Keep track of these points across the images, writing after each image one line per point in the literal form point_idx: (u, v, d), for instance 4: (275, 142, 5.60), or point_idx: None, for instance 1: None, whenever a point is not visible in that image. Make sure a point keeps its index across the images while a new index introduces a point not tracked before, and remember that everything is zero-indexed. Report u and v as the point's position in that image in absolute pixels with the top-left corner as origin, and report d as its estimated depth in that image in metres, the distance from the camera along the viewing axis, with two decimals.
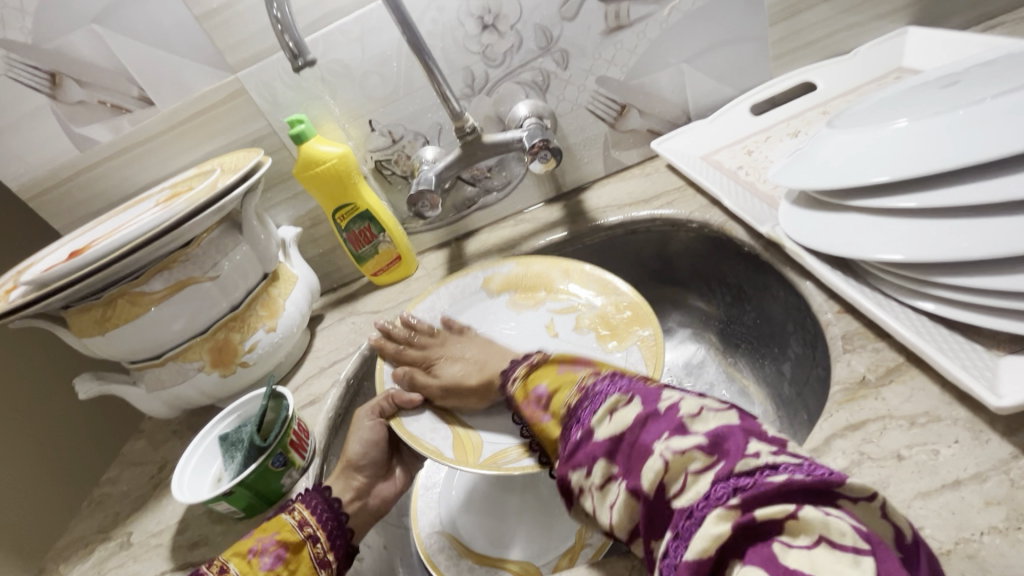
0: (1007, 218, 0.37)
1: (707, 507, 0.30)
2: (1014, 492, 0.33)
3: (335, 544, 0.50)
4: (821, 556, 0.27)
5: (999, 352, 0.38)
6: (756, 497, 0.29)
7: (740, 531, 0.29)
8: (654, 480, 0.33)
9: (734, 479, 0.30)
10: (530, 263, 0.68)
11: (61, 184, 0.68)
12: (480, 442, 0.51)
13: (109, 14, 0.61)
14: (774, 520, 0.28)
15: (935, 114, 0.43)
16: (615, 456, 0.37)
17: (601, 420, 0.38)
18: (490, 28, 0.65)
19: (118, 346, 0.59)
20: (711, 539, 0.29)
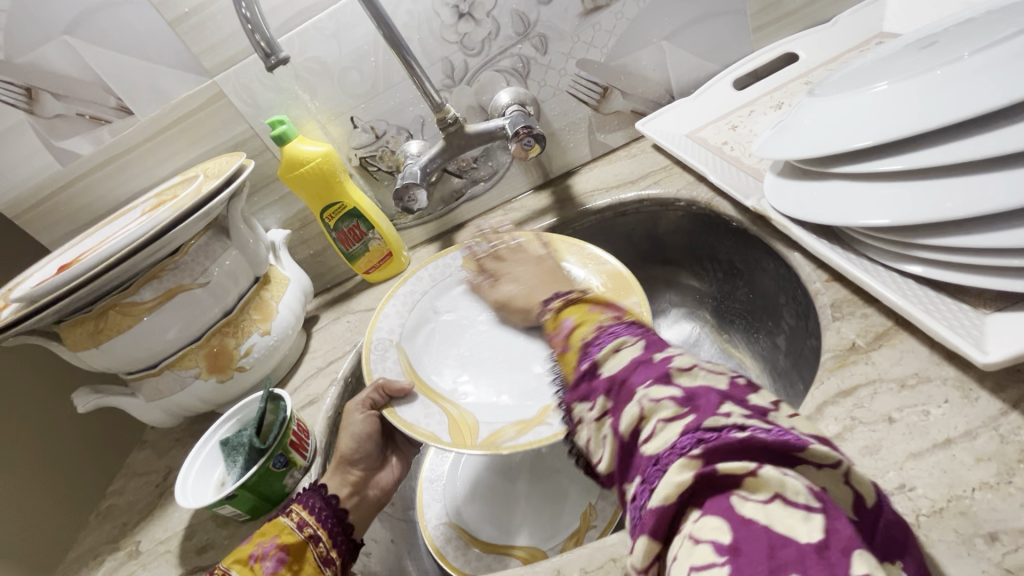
0: (989, 175, 0.37)
1: (672, 456, 0.30)
2: (1003, 447, 0.33)
3: (336, 541, 0.50)
4: (776, 511, 0.27)
5: (986, 310, 0.38)
6: (717, 450, 0.29)
7: (701, 480, 0.29)
8: (630, 425, 0.34)
9: (700, 432, 0.30)
10: (509, 237, 0.69)
11: (45, 201, 0.67)
12: (476, 425, 0.53)
13: (80, 24, 0.60)
14: (733, 475, 0.28)
15: (915, 75, 0.43)
16: (608, 395, 0.37)
17: (607, 358, 0.39)
18: (466, 16, 0.65)
19: (113, 357, 0.59)
20: (675, 485, 0.29)
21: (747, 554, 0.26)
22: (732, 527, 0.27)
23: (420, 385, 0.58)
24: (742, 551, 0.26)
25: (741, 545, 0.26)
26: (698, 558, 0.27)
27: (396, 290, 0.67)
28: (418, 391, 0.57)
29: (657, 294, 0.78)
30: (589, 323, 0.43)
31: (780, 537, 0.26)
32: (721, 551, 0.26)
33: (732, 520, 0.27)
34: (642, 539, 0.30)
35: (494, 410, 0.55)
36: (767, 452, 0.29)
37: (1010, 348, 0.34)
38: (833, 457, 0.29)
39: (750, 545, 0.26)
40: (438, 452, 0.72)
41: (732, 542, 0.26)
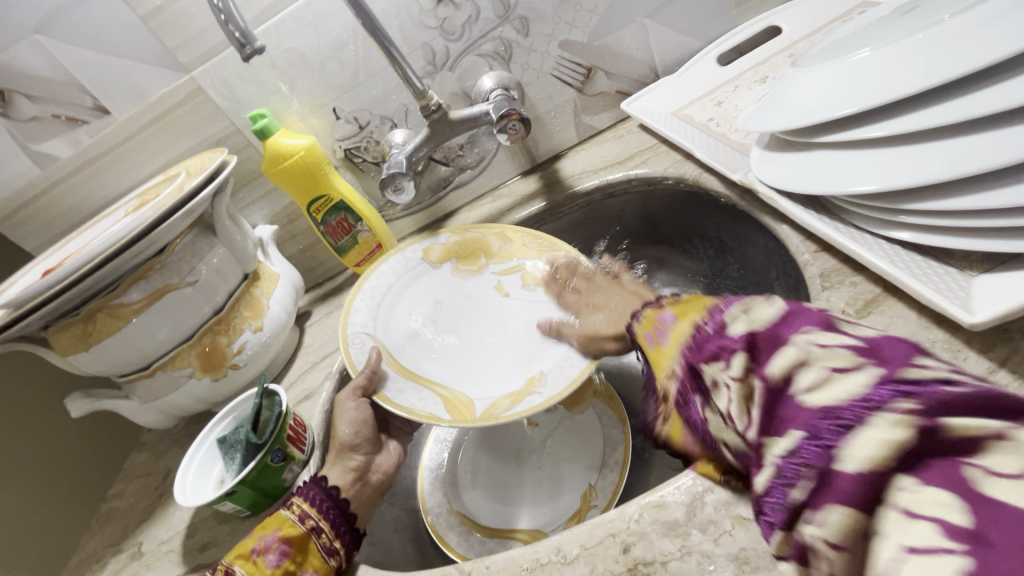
0: (973, 138, 0.37)
1: (866, 410, 0.26)
2: None
3: (339, 531, 0.50)
4: None
5: (973, 272, 0.38)
6: (945, 406, 0.25)
7: (917, 436, 0.24)
8: (786, 369, 0.30)
9: (899, 382, 0.26)
10: (467, 229, 0.72)
11: (27, 206, 0.66)
12: (471, 401, 0.56)
13: (49, 23, 0.59)
14: (969, 439, 0.24)
15: (896, 40, 0.43)
16: (745, 347, 0.34)
17: (737, 319, 0.36)
18: (445, 0, 0.64)
19: (104, 360, 0.59)
20: (884, 445, 0.25)
21: (1005, 544, 0.21)
22: (969, 506, 0.22)
23: (406, 370, 0.59)
24: (992, 541, 0.21)
25: (989, 534, 0.22)
26: (919, 538, 0.23)
27: (365, 283, 0.65)
28: (402, 376, 0.58)
29: (650, 272, 0.77)
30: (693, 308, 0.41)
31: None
32: (957, 536, 0.22)
33: (970, 499, 0.22)
34: (835, 512, 0.26)
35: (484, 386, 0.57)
36: (992, 407, 0.24)
37: (1000, 307, 0.35)
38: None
39: (1013, 533, 0.21)
40: (437, 440, 0.73)
41: (974, 526, 0.22)
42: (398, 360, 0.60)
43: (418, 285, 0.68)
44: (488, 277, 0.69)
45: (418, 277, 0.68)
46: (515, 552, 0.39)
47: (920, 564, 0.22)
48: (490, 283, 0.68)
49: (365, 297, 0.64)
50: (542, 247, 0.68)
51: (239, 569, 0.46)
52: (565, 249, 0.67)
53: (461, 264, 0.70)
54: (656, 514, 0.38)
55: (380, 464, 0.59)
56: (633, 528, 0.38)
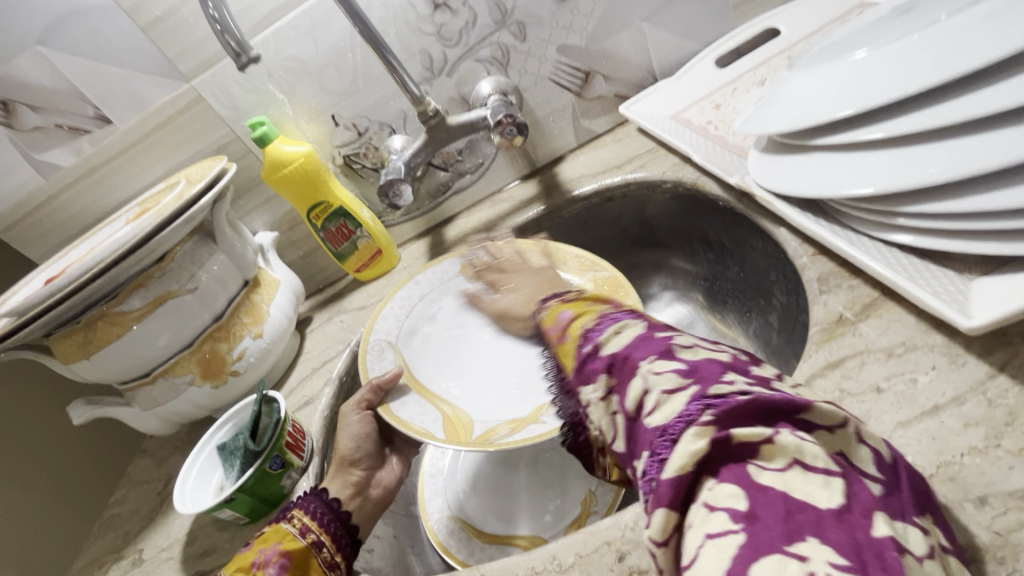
0: (970, 139, 0.36)
1: (681, 427, 0.29)
2: (991, 411, 0.33)
3: (340, 547, 0.50)
4: (795, 477, 0.27)
5: (971, 275, 0.38)
6: (733, 415, 0.28)
7: (715, 446, 0.28)
8: (636, 400, 0.33)
9: (706, 398, 0.30)
10: (508, 246, 0.70)
11: (30, 215, 0.67)
12: (471, 422, 0.55)
13: (51, 34, 0.60)
14: (751, 444, 0.28)
15: (891, 42, 0.43)
16: (611, 371, 0.36)
17: (610, 340, 0.38)
18: (442, 7, 0.64)
19: (106, 368, 0.59)
20: (690, 455, 0.28)
21: (765, 518, 0.26)
22: (748, 493, 0.26)
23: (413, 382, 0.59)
24: (759, 517, 0.26)
25: (757, 511, 0.26)
26: (715, 525, 0.26)
27: (394, 294, 0.66)
28: (411, 389, 0.58)
29: (646, 278, 0.78)
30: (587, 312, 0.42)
31: (798, 502, 0.26)
32: (737, 518, 0.26)
33: (748, 487, 0.27)
34: (657, 513, 0.28)
35: (490, 410, 0.56)
36: (773, 411, 0.29)
37: (995, 311, 0.34)
38: (840, 417, 0.29)
39: (768, 509, 0.26)
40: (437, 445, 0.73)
41: (749, 508, 0.26)
42: (412, 373, 0.60)
43: (448, 298, 0.68)
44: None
45: (445, 292, 0.68)
46: (511, 560, 0.39)
47: (712, 548, 0.26)
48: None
49: (392, 309, 0.65)
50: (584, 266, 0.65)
51: None
52: (608, 270, 0.63)
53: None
54: (651, 521, 0.37)
55: (381, 480, 0.60)
56: (627, 536, 0.37)
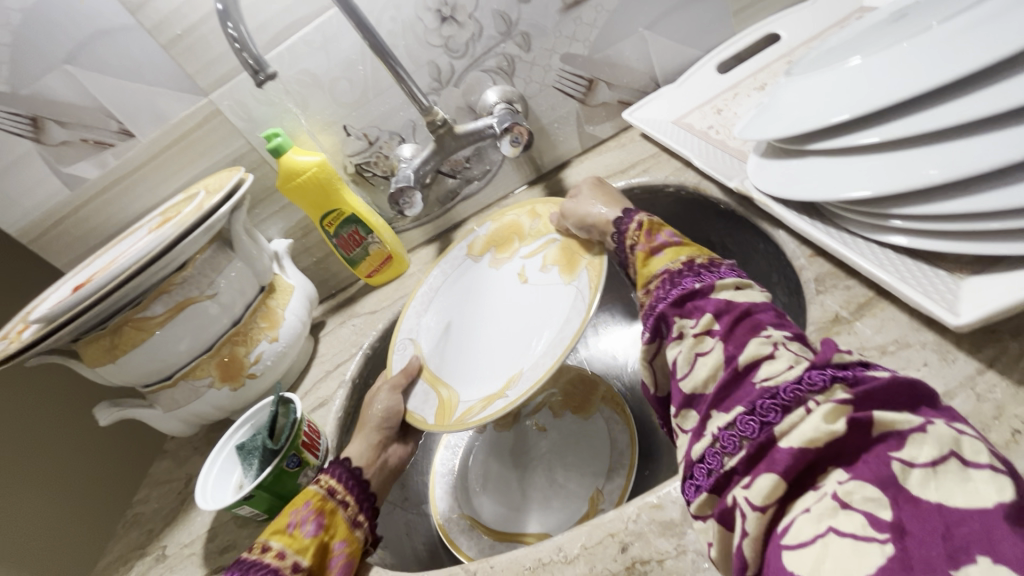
0: (960, 142, 0.38)
1: (810, 395, 0.31)
2: (979, 405, 0.34)
3: (362, 506, 0.54)
4: (951, 473, 0.26)
5: (962, 275, 0.39)
6: (870, 398, 0.30)
7: (852, 427, 0.29)
8: (751, 358, 0.35)
9: (832, 370, 0.32)
10: (504, 216, 0.72)
11: (58, 224, 0.70)
12: (457, 403, 0.58)
13: (78, 53, 0.62)
14: (895, 432, 0.28)
15: (884, 49, 0.44)
16: (724, 314, 0.39)
17: (727, 287, 0.41)
18: (449, 20, 0.66)
19: (130, 371, 0.61)
20: (826, 435, 0.29)
21: (917, 533, 0.25)
22: (893, 502, 0.26)
23: (427, 373, 0.62)
24: (909, 531, 0.25)
25: (906, 524, 0.25)
26: (842, 522, 0.27)
27: (416, 291, 0.71)
28: (422, 378, 0.62)
29: None
30: (691, 250, 0.48)
31: (958, 514, 0.24)
32: (881, 527, 0.26)
33: (894, 494, 0.26)
34: (767, 477, 0.30)
35: (474, 388, 0.58)
36: (913, 396, 0.30)
37: (983, 308, 0.36)
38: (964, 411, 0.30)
39: (920, 520, 0.25)
40: (447, 446, 0.75)
41: (894, 519, 0.26)
42: (431, 366, 0.62)
43: (461, 281, 0.70)
44: (516, 264, 0.67)
45: (459, 276, 0.70)
46: (518, 553, 0.41)
47: (851, 547, 0.26)
48: (515, 271, 0.67)
49: (416, 305, 0.69)
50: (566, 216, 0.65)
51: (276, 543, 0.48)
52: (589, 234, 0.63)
53: (498, 253, 0.70)
54: (653, 514, 0.39)
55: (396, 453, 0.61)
56: (631, 528, 0.39)
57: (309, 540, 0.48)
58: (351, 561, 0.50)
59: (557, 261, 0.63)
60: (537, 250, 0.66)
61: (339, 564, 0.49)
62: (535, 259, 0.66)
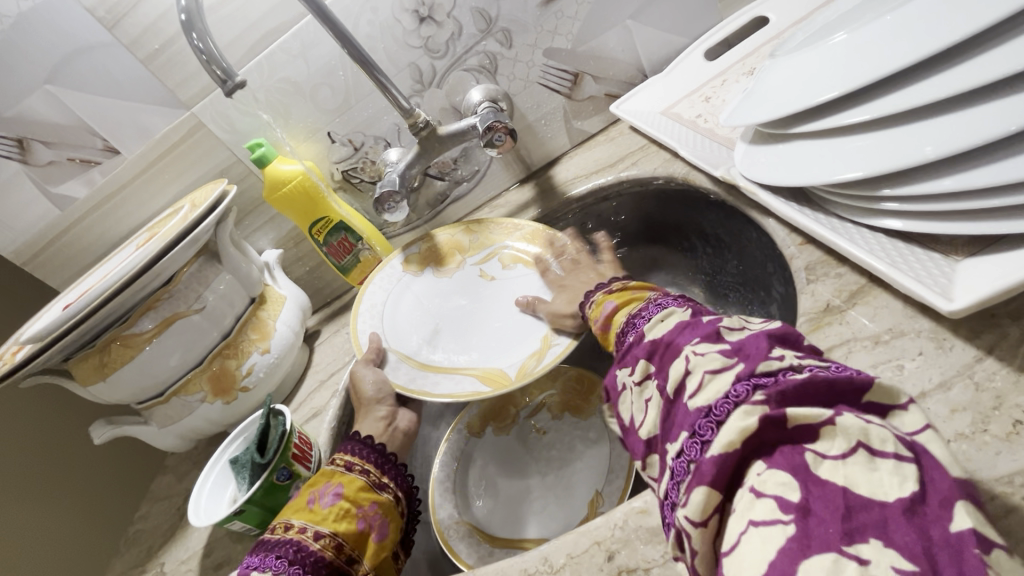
0: (947, 118, 0.36)
1: (730, 405, 0.31)
2: (978, 395, 0.35)
3: (385, 469, 0.55)
4: (858, 462, 0.27)
5: (958, 256, 0.38)
6: (784, 398, 0.30)
7: (768, 424, 0.29)
8: (676, 383, 0.36)
9: (755, 379, 0.32)
10: (435, 235, 0.75)
11: (50, 245, 0.70)
12: (502, 369, 0.60)
13: (58, 73, 0.62)
14: (807, 426, 0.29)
15: (869, 22, 0.42)
16: (652, 355, 0.40)
17: (652, 325, 0.42)
18: (427, 20, 0.65)
19: (122, 388, 0.61)
20: (740, 432, 0.29)
21: (820, 513, 0.26)
22: (802, 486, 0.27)
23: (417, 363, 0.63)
24: (813, 512, 0.26)
25: (810, 504, 0.26)
26: (760, 513, 0.27)
27: (360, 306, 0.68)
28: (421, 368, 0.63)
29: (647, 273, 0.78)
30: (631, 301, 0.49)
31: (862, 500, 0.26)
32: (788, 509, 0.27)
33: (804, 478, 0.27)
34: (699, 490, 0.30)
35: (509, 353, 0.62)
36: (831, 391, 0.30)
37: (975, 293, 0.35)
38: (903, 396, 0.30)
39: (825, 502, 0.26)
40: (447, 451, 0.70)
41: (802, 500, 0.26)
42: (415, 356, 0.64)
43: (405, 295, 0.70)
44: (470, 270, 0.72)
45: (401, 291, 0.70)
46: (504, 562, 0.39)
47: (758, 535, 0.27)
48: (473, 274, 0.72)
49: (365, 319, 0.67)
50: (508, 230, 0.73)
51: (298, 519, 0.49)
52: (528, 224, 0.73)
53: (440, 268, 0.73)
54: (640, 520, 0.38)
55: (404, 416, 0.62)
56: (617, 535, 0.38)
57: (330, 510, 0.50)
58: (384, 516, 0.52)
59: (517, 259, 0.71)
60: (487, 256, 0.73)
61: (372, 522, 0.51)
62: (489, 262, 0.72)
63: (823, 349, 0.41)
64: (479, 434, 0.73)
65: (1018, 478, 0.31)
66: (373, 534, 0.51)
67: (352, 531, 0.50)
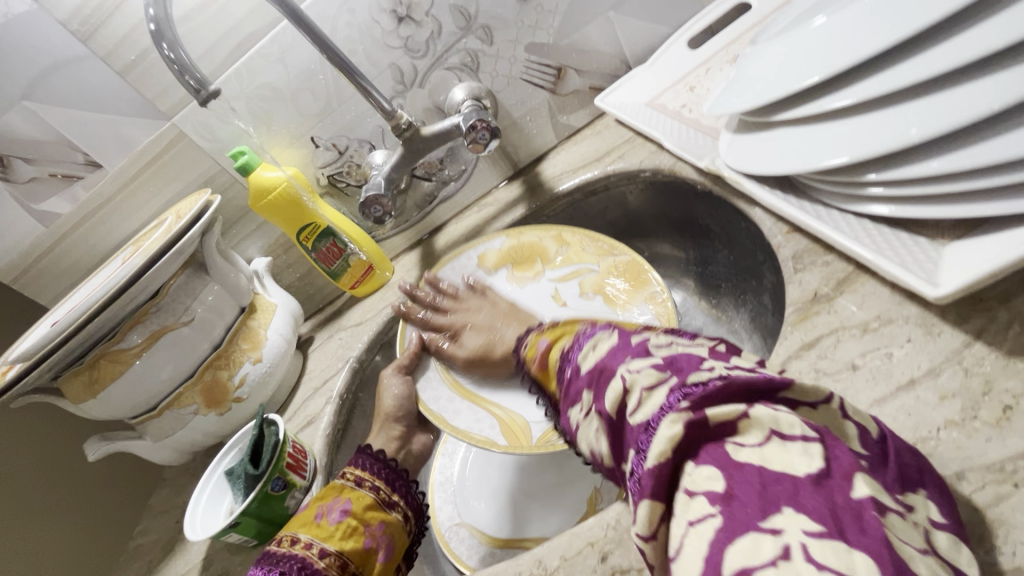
0: (935, 97, 0.35)
1: (660, 416, 0.31)
2: (966, 381, 0.34)
3: (395, 487, 0.55)
4: (773, 449, 0.28)
5: (943, 240, 0.38)
6: (705, 399, 0.31)
7: (693, 429, 0.30)
8: (616, 401, 0.36)
9: (685, 387, 0.32)
10: (522, 233, 0.72)
11: (36, 262, 0.69)
12: (526, 424, 0.57)
13: (34, 88, 0.61)
14: (727, 422, 0.30)
15: (847, 4, 0.41)
16: (591, 384, 0.39)
17: (586, 355, 0.42)
18: (406, 19, 0.64)
19: (114, 404, 0.61)
20: (668, 441, 0.29)
21: (741, 496, 0.27)
22: (725, 473, 0.28)
23: (451, 383, 0.62)
24: (735, 496, 0.27)
25: (735, 490, 0.27)
26: (694, 512, 0.28)
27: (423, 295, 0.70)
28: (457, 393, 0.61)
29: None
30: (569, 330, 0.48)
31: (774, 473, 0.27)
32: (715, 500, 0.27)
33: (725, 467, 0.28)
34: (643, 505, 0.30)
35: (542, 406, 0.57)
36: (749, 391, 0.31)
37: (960, 279, 0.35)
38: (823, 394, 0.31)
39: (744, 485, 0.27)
40: (445, 453, 0.72)
41: (725, 488, 0.27)
42: (453, 375, 0.63)
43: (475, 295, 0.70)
44: (545, 285, 0.70)
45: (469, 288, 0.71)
46: (499, 566, 0.39)
47: (695, 534, 0.27)
48: (547, 291, 0.69)
49: (423, 317, 0.69)
50: (602, 251, 0.69)
51: (303, 535, 0.49)
52: (624, 254, 0.68)
53: (515, 270, 0.71)
54: (633, 519, 0.37)
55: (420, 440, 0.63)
56: (610, 535, 0.37)
57: (337, 526, 0.49)
58: (391, 537, 0.52)
59: (597, 291, 0.68)
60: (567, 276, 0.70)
61: (377, 542, 0.51)
62: (568, 283, 0.69)
63: (811, 339, 0.41)
64: None
65: (1010, 464, 0.31)
66: (379, 555, 0.50)
67: (358, 550, 0.49)
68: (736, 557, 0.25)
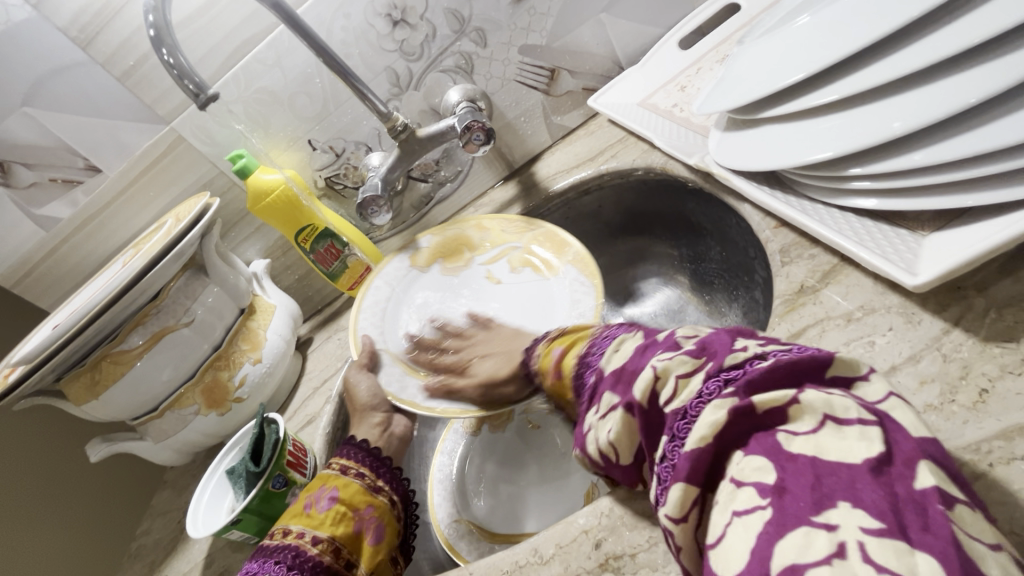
0: (917, 92, 0.36)
1: (699, 406, 0.31)
2: (945, 366, 0.36)
3: (380, 473, 0.56)
4: (827, 437, 0.27)
5: (924, 231, 0.39)
6: (751, 386, 0.30)
7: (737, 415, 0.29)
8: (646, 391, 0.35)
9: (724, 373, 0.32)
10: (445, 229, 0.75)
11: (37, 266, 0.70)
12: None
13: (34, 95, 0.62)
14: (776, 409, 0.29)
15: (831, 4, 0.43)
16: (616, 384, 0.39)
17: (610, 356, 0.43)
18: (401, 23, 0.65)
19: (116, 405, 0.61)
20: (711, 426, 0.29)
21: (794, 489, 0.26)
22: (777, 464, 0.27)
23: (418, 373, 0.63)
24: (788, 489, 0.26)
25: (786, 483, 0.26)
26: (741, 503, 0.27)
27: (362, 303, 0.69)
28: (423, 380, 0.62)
29: (633, 264, 0.80)
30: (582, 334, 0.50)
31: (830, 464, 0.26)
32: (765, 492, 0.27)
33: (778, 458, 0.27)
34: (676, 489, 0.30)
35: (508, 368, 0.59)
36: (795, 374, 0.30)
37: (939, 267, 0.36)
38: (864, 366, 0.30)
39: (798, 477, 0.26)
40: (445, 451, 0.72)
41: (777, 481, 0.27)
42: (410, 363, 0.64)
43: (411, 292, 0.71)
44: (476, 270, 0.71)
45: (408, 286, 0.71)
46: (495, 557, 0.40)
47: (740, 524, 0.26)
48: (480, 274, 0.71)
49: (364, 318, 0.67)
50: (522, 230, 0.71)
51: (295, 526, 0.50)
52: (543, 228, 0.70)
53: (447, 263, 0.73)
54: (627, 507, 0.39)
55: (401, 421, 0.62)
56: (603, 522, 0.38)
57: (327, 514, 0.50)
58: (381, 519, 0.53)
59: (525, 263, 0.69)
60: (494, 257, 0.71)
61: (367, 525, 0.51)
62: (497, 263, 0.71)
63: (798, 330, 0.42)
64: (475, 432, 0.73)
65: (985, 445, 0.32)
66: (370, 537, 0.51)
67: (349, 535, 0.50)
68: (786, 552, 0.24)
